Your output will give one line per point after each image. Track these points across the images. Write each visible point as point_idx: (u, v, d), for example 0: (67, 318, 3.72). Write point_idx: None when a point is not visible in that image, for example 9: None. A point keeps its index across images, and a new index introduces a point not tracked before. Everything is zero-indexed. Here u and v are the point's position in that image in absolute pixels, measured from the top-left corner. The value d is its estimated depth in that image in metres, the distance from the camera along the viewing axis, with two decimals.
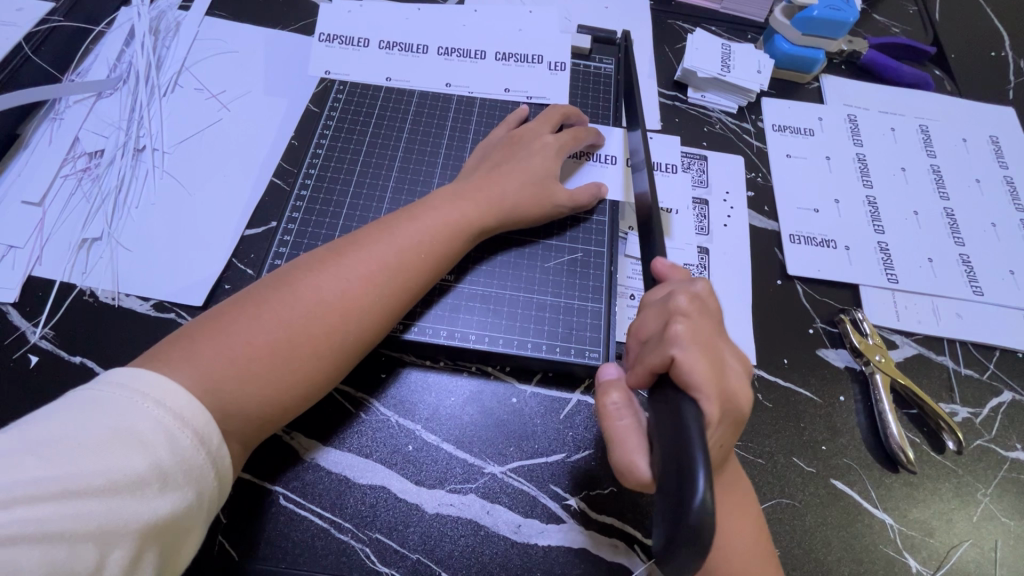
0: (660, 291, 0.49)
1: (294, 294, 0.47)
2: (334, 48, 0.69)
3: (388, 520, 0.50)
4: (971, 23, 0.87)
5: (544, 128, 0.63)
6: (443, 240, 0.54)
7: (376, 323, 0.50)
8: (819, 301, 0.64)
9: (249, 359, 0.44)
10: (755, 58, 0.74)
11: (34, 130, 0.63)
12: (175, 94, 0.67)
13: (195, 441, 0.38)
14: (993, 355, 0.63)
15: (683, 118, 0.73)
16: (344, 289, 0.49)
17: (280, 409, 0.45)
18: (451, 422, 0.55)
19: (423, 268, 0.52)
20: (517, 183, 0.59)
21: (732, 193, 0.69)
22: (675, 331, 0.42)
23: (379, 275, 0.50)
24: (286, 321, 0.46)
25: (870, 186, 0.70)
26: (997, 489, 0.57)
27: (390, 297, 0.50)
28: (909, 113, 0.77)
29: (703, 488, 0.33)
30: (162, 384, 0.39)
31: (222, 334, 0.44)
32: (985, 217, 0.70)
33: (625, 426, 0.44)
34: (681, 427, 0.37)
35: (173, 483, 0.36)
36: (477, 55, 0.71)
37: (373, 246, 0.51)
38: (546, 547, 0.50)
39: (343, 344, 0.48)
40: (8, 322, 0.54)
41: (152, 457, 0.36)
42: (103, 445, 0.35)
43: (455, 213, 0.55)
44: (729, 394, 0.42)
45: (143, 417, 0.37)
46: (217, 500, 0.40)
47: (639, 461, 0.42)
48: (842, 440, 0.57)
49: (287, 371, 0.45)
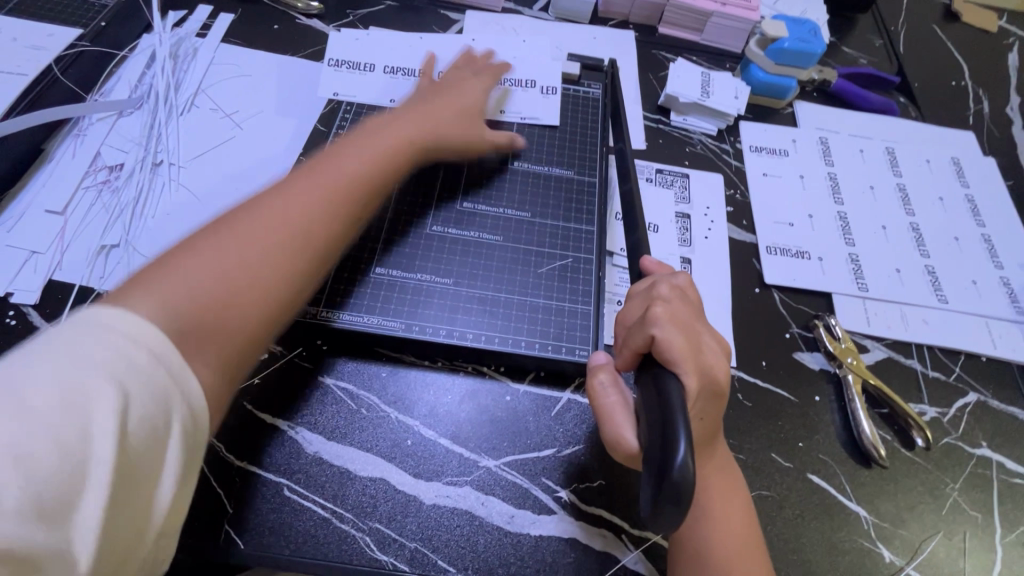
0: (644, 282, 0.53)
1: (240, 217, 0.48)
2: (342, 73, 0.75)
3: (387, 511, 0.53)
4: (933, 55, 0.94)
5: (462, 76, 0.73)
6: (383, 161, 0.59)
7: (326, 208, 0.52)
8: (794, 308, 0.68)
9: (220, 280, 0.43)
10: (732, 86, 0.80)
11: (58, 145, 0.67)
12: (191, 113, 0.71)
13: (156, 361, 0.35)
14: (958, 358, 0.67)
15: (666, 139, 0.78)
16: (299, 212, 0.50)
17: (253, 326, 0.45)
18: (448, 419, 0.58)
19: (371, 176, 0.57)
20: (450, 111, 0.68)
21: (712, 209, 0.73)
22: (655, 313, 0.46)
23: (324, 184, 0.53)
24: (247, 240, 0.46)
25: (841, 203, 0.75)
26: (964, 483, 0.60)
27: (338, 183, 0.54)
28: (877, 136, 0.82)
29: (684, 452, 0.36)
30: (134, 320, 0.36)
31: (179, 266, 0.43)
32: (949, 231, 0.75)
33: (612, 404, 0.48)
34: (664, 399, 0.41)
35: (144, 420, 0.34)
36: (476, 80, 0.76)
37: (315, 176, 0.53)
38: (537, 537, 0.53)
39: (308, 259, 0.49)
40: (28, 323, 0.57)
41: (122, 390, 0.33)
42: (59, 371, 0.33)
43: (387, 147, 0.60)
44: (707, 369, 0.46)
45: (116, 351, 0.34)
46: (197, 426, 0.37)
47: (627, 433, 0.47)
48: (818, 437, 0.61)
49: (258, 289, 0.45)
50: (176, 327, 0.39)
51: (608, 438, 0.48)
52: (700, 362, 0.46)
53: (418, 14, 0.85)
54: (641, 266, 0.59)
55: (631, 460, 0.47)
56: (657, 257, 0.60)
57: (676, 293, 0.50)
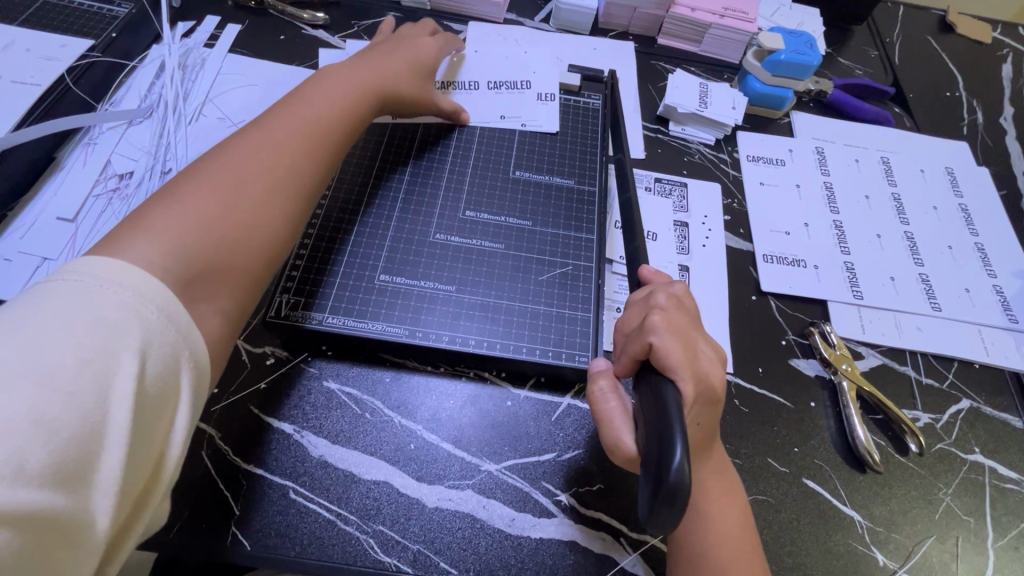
0: (643, 291, 0.54)
1: (223, 162, 0.51)
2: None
3: (390, 513, 0.54)
4: (928, 66, 0.95)
5: (415, 34, 0.74)
6: (351, 105, 0.61)
7: (309, 152, 0.55)
8: (791, 315, 0.69)
9: (205, 207, 0.47)
10: (729, 96, 0.81)
11: (69, 154, 0.68)
12: (199, 122, 0.73)
13: (165, 319, 0.38)
14: (952, 365, 0.68)
15: (664, 149, 0.80)
16: (267, 150, 0.53)
17: (248, 258, 0.48)
18: (450, 423, 0.59)
19: (337, 122, 0.59)
20: (398, 66, 0.68)
21: (710, 217, 0.74)
22: (652, 321, 0.47)
23: (297, 129, 0.56)
24: (228, 180, 0.49)
25: (836, 212, 0.77)
26: (957, 488, 0.61)
27: (315, 126, 0.57)
28: (872, 146, 0.84)
29: (680, 457, 0.37)
30: (125, 269, 0.39)
31: (166, 204, 0.46)
32: (943, 240, 0.76)
33: (611, 410, 0.49)
34: (661, 406, 0.42)
35: (149, 365, 0.36)
36: (476, 87, 0.78)
37: (277, 119, 0.56)
38: (538, 540, 0.54)
39: (286, 195, 0.52)
40: None
41: (125, 340, 0.36)
42: (73, 331, 0.35)
43: (348, 92, 0.62)
44: (703, 375, 0.47)
45: (111, 302, 0.37)
46: (199, 379, 0.40)
47: (626, 438, 0.48)
48: (813, 443, 0.62)
49: (242, 219, 0.48)
50: (169, 254, 0.42)
51: (607, 443, 0.49)
52: (697, 369, 0.47)
53: None
54: (639, 274, 0.60)
55: (631, 464, 0.48)
56: (655, 266, 0.61)
57: (673, 302, 0.51)
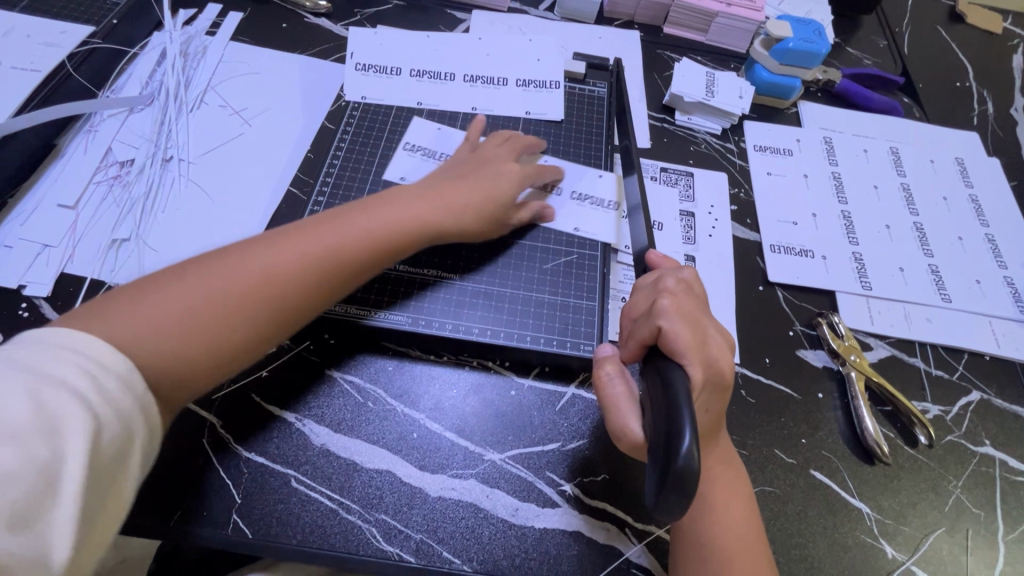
0: (651, 276, 0.54)
1: (230, 263, 0.48)
2: (415, 157, 0.70)
3: (393, 502, 0.53)
4: (938, 56, 0.94)
5: (509, 154, 0.67)
6: (393, 233, 0.55)
7: (314, 280, 0.50)
8: (798, 305, 0.68)
9: (169, 318, 0.44)
10: (736, 85, 0.80)
11: (69, 141, 0.68)
12: (201, 110, 0.72)
13: (122, 385, 0.39)
14: (962, 357, 0.67)
15: (670, 138, 0.79)
16: (272, 265, 0.49)
17: (195, 378, 0.45)
18: (453, 412, 0.58)
19: (364, 247, 0.53)
20: (469, 192, 0.60)
21: (717, 207, 0.74)
22: (662, 306, 0.47)
23: (319, 254, 0.51)
24: (214, 291, 0.46)
25: (845, 202, 0.76)
26: (967, 481, 0.60)
27: (340, 250, 0.52)
28: (881, 136, 0.83)
29: (689, 442, 0.36)
30: (83, 339, 0.40)
31: (146, 295, 0.45)
32: (952, 231, 0.75)
33: (618, 395, 0.49)
34: (668, 390, 0.41)
35: (105, 425, 0.37)
36: (499, 81, 0.77)
37: (309, 230, 0.52)
38: (542, 530, 0.53)
39: (266, 322, 0.48)
40: (40, 314, 0.58)
41: (84, 400, 0.37)
42: (33, 388, 0.36)
43: (400, 213, 0.56)
44: (712, 362, 0.47)
45: (67, 366, 0.37)
46: (150, 444, 0.41)
47: (633, 424, 0.47)
48: (822, 434, 0.61)
49: (201, 340, 0.45)
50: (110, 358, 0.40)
51: (613, 429, 0.48)
52: (706, 354, 0.46)
53: (425, 13, 0.86)
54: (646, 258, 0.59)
55: (636, 450, 0.48)
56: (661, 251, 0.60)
57: (682, 286, 0.50)
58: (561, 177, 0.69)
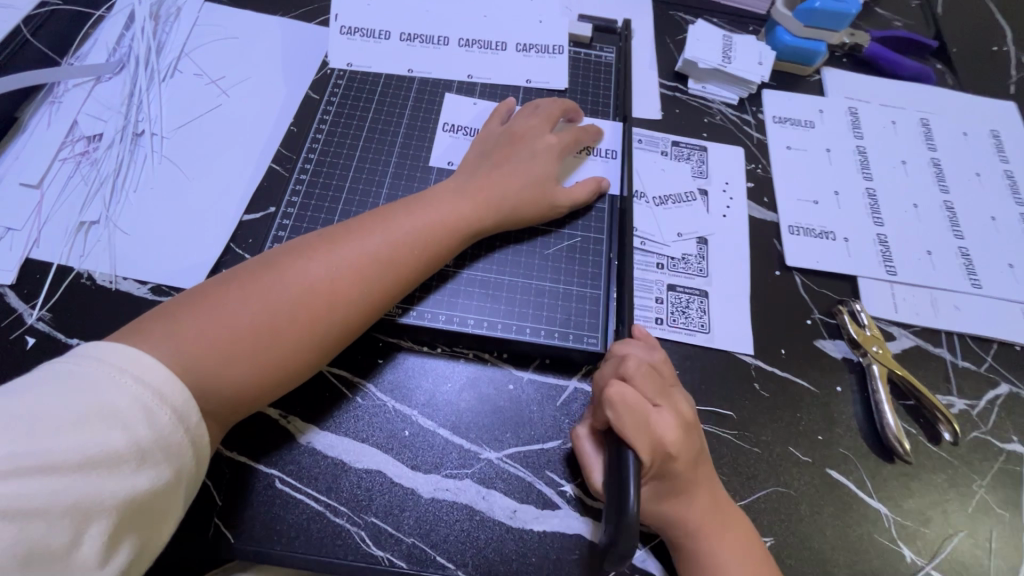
0: (624, 345, 0.52)
1: (282, 278, 0.47)
2: (458, 140, 0.65)
3: (383, 504, 0.50)
4: (973, 17, 0.87)
5: (546, 127, 0.62)
6: (441, 236, 0.53)
7: (368, 294, 0.49)
8: (817, 291, 0.64)
9: (231, 339, 0.44)
10: (756, 50, 0.74)
11: (32, 113, 0.63)
12: (174, 79, 0.67)
13: (174, 418, 0.38)
14: (990, 347, 0.63)
15: (683, 109, 0.73)
16: (332, 278, 0.48)
17: (258, 395, 0.45)
18: (447, 407, 0.54)
19: (418, 254, 0.52)
20: (517, 183, 0.58)
21: (731, 184, 0.69)
22: (618, 388, 0.47)
23: (372, 265, 0.50)
24: (270, 309, 0.46)
25: (869, 179, 0.70)
26: (992, 481, 0.56)
27: (392, 259, 0.51)
28: (910, 107, 0.77)
29: (631, 501, 0.41)
30: (139, 358, 0.39)
31: (207, 311, 0.44)
32: (984, 210, 0.70)
33: (588, 455, 0.50)
34: (620, 476, 0.43)
35: (150, 461, 0.37)
36: (498, 46, 0.71)
37: (365, 237, 0.51)
38: (540, 533, 0.50)
39: (328, 336, 0.48)
40: (5, 304, 0.54)
41: (130, 434, 0.36)
42: (83, 418, 0.35)
43: (452, 213, 0.55)
44: (664, 443, 0.46)
45: (121, 393, 0.37)
46: (197, 476, 0.40)
47: (597, 481, 0.49)
48: (839, 430, 0.57)
49: (265, 358, 0.45)
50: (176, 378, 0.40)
51: (585, 485, 0.50)
52: (665, 417, 0.47)
53: None
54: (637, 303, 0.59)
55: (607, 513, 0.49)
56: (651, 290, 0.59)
57: (648, 349, 0.53)
58: (599, 138, 0.65)
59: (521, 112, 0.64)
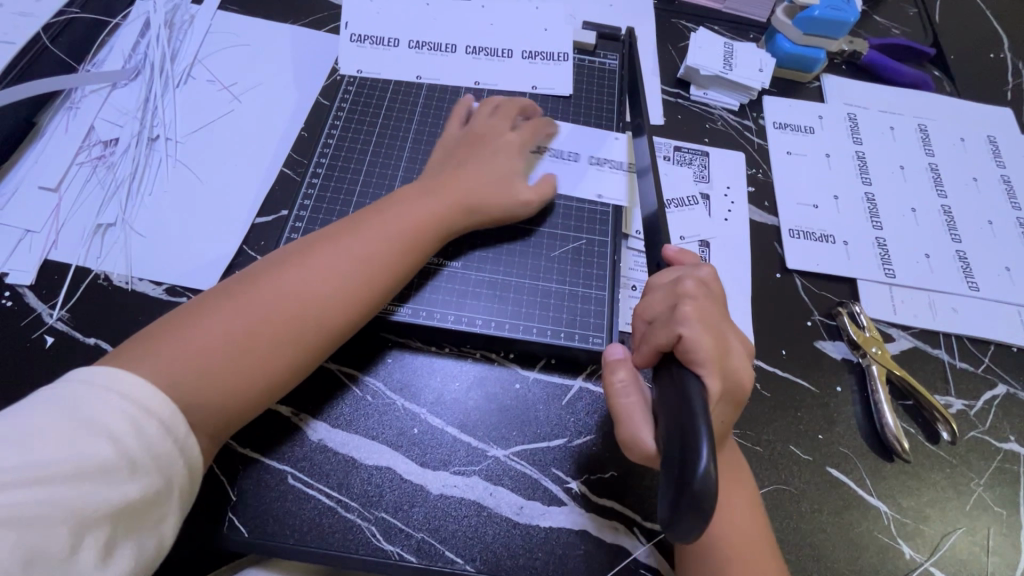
0: (667, 275, 0.50)
1: (256, 292, 0.48)
2: None
3: (393, 500, 0.51)
4: (971, 25, 0.89)
5: (505, 124, 0.64)
6: (413, 237, 0.54)
7: (342, 296, 0.50)
8: (817, 294, 0.65)
9: (212, 352, 0.45)
10: (756, 57, 0.75)
11: (50, 119, 0.65)
12: (188, 85, 0.69)
13: (160, 428, 0.40)
14: (987, 349, 0.64)
15: (685, 115, 0.75)
16: (303, 287, 0.49)
17: (245, 405, 0.46)
18: (455, 406, 0.56)
19: (390, 257, 0.53)
20: (481, 179, 0.59)
21: (733, 188, 0.70)
22: (683, 312, 0.44)
23: (343, 269, 0.51)
24: (246, 322, 0.47)
25: (869, 183, 0.72)
26: (990, 479, 0.57)
27: (363, 261, 0.52)
28: (908, 113, 0.78)
29: (707, 458, 0.34)
30: (120, 375, 0.40)
31: (183, 330, 0.46)
32: (982, 215, 0.71)
33: (630, 404, 0.47)
34: (685, 405, 0.39)
35: (139, 470, 0.38)
36: (504, 54, 0.73)
37: (335, 244, 0.52)
38: (547, 529, 0.51)
39: (307, 338, 0.49)
40: (24, 304, 0.55)
41: (118, 445, 0.37)
42: (73, 433, 0.37)
43: (420, 213, 0.56)
44: (731, 375, 0.45)
45: (108, 408, 0.38)
46: (192, 483, 0.42)
47: (645, 435, 0.45)
48: (839, 430, 0.58)
49: (245, 368, 0.46)
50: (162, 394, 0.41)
51: (624, 438, 0.47)
52: (725, 364, 0.44)
53: None
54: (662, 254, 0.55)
55: (648, 461, 0.46)
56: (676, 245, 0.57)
57: (702, 289, 0.47)
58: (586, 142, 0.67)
59: (478, 111, 0.65)
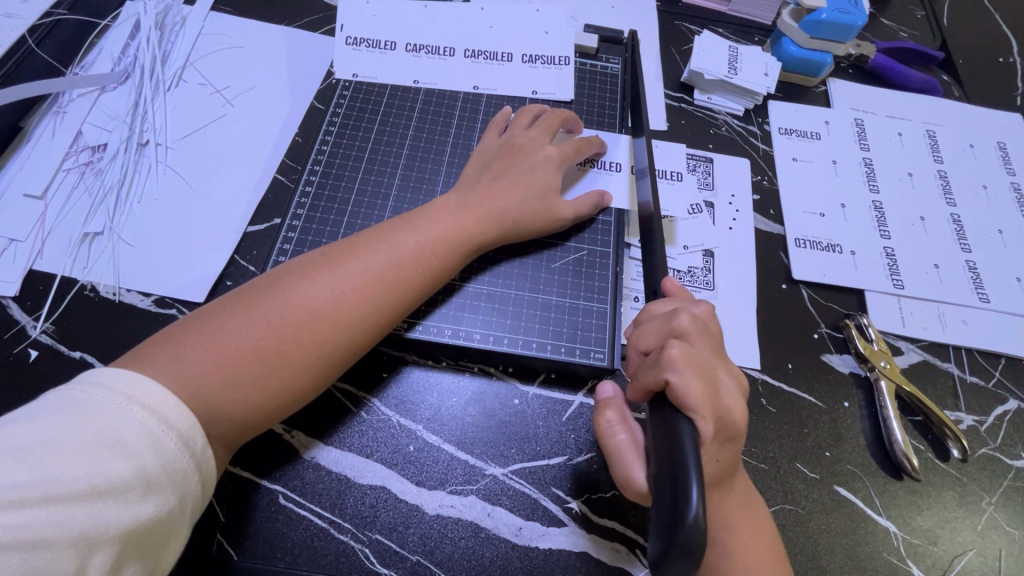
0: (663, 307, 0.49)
1: (284, 300, 0.46)
2: (463, 151, 0.65)
3: (388, 521, 0.50)
4: (979, 28, 0.87)
5: (546, 138, 0.62)
6: (444, 253, 0.53)
7: (372, 314, 0.49)
8: (823, 305, 0.64)
9: (235, 363, 0.43)
10: (762, 61, 0.73)
11: (37, 123, 0.63)
12: (179, 88, 0.67)
13: (180, 444, 0.38)
14: (998, 362, 0.62)
15: (688, 120, 0.73)
16: (337, 298, 0.48)
17: (258, 420, 0.44)
18: (453, 422, 0.54)
19: (423, 271, 0.52)
20: (518, 195, 0.58)
21: (737, 196, 0.68)
22: (672, 353, 0.42)
23: (375, 284, 0.49)
24: (274, 332, 0.45)
25: (876, 191, 0.70)
26: (1001, 498, 0.56)
27: (396, 278, 0.50)
28: (916, 119, 0.76)
29: (696, 504, 0.34)
30: (144, 384, 0.39)
31: (210, 335, 0.44)
32: (992, 224, 0.69)
33: (622, 442, 0.46)
34: (674, 443, 0.38)
35: (156, 488, 0.36)
36: (504, 57, 0.71)
37: (368, 255, 0.50)
38: (547, 550, 0.50)
39: (332, 357, 0.47)
40: (8, 316, 0.54)
41: (137, 461, 0.36)
42: (89, 447, 0.34)
43: (453, 228, 0.54)
44: (724, 414, 0.43)
45: (127, 419, 0.37)
46: (201, 502, 0.40)
47: (637, 473, 0.44)
48: (847, 446, 0.57)
49: (270, 380, 0.44)
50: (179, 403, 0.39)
51: (618, 478, 0.46)
52: (719, 404, 0.42)
53: None
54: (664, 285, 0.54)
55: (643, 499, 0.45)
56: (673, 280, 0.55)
57: (696, 324, 0.45)
58: (603, 150, 0.65)
59: (523, 122, 0.63)
